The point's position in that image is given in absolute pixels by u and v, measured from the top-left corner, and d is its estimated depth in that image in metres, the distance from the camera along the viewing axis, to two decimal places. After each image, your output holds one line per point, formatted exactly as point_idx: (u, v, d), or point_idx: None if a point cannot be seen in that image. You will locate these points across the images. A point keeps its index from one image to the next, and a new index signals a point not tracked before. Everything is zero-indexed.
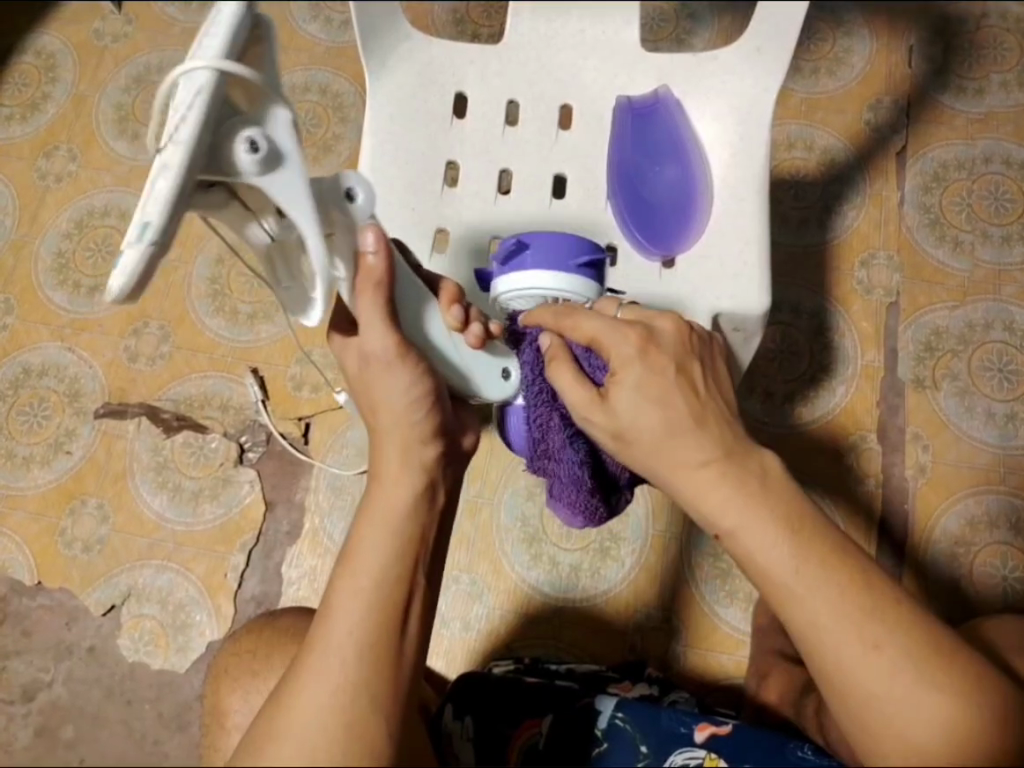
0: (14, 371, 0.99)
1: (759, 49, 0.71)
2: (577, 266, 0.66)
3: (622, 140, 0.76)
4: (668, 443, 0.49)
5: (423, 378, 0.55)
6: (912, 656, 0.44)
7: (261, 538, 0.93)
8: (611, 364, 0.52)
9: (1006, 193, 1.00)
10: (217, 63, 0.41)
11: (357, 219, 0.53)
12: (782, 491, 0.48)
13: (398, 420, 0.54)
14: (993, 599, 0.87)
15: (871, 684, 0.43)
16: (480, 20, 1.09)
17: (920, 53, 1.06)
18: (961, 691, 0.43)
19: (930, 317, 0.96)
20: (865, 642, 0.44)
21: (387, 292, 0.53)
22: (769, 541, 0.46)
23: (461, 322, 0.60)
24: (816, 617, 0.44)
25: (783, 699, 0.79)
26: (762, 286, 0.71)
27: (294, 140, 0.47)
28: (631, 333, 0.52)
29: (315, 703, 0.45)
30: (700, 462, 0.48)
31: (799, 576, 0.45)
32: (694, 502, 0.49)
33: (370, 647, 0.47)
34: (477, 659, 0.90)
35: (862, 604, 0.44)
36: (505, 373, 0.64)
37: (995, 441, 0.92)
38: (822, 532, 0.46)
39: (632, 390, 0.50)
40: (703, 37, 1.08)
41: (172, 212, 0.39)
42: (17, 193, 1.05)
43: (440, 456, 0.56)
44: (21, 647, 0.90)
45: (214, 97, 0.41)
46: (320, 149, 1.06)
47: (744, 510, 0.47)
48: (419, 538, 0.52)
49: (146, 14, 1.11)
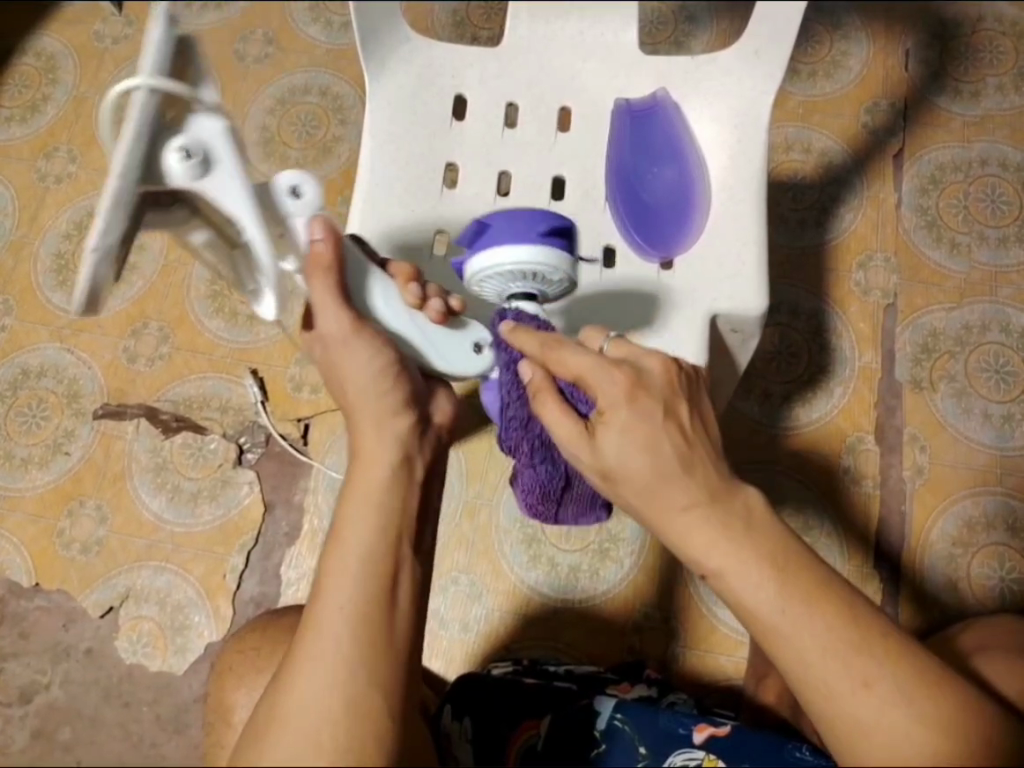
0: (12, 372, 0.99)
1: (757, 52, 0.72)
2: (540, 236, 0.61)
3: (620, 141, 0.76)
4: (656, 484, 0.49)
5: (382, 349, 0.58)
6: (905, 688, 0.44)
7: (260, 538, 0.93)
8: (599, 404, 0.51)
9: (1002, 195, 1.01)
10: (151, 80, 0.44)
11: (306, 212, 0.56)
12: (768, 528, 0.48)
13: (368, 393, 0.58)
14: (991, 600, 0.87)
15: (863, 717, 0.44)
16: (479, 23, 1.10)
17: (917, 56, 1.07)
18: (951, 725, 0.44)
19: (927, 318, 0.97)
20: (854, 680, 0.44)
21: (338, 276, 0.56)
22: (756, 581, 0.46)
23: (419, 299, 0.62)
24: (806, 653, 0.45)
25: (782, 699, 0.79)
26: (760, 286, 0.70)
27: (228, 143, 0.50)
28: (618, 374, 0.51)
29: (317, 686, 0.45)
30: (682, 504, 0.48)
31: (785, 616, 0.45)
32: (681, 545, 0.49)
33: (364, 624, 0.47)
34: (476, 660, 0.90)
35: (853, 640, 0.45)
36: (477, 348, 0.65)
37: (992, 442, 0.92)
38: (807, 569, 0.47)
39: (619, 431, 0.50)
40: (702, 40, 1.08)
41: (114, 231, 0.43)
42: (17, 194, 1.05)
43: (417, 423, 0.59)
44: (18, 648, 0.90)
45: (150, 114, 0.44)
46: (319, 150, 1.06)
47: (731, 551, 0.47)
48: (402, 513, 0.53)
49: (147, 17, 1.12)
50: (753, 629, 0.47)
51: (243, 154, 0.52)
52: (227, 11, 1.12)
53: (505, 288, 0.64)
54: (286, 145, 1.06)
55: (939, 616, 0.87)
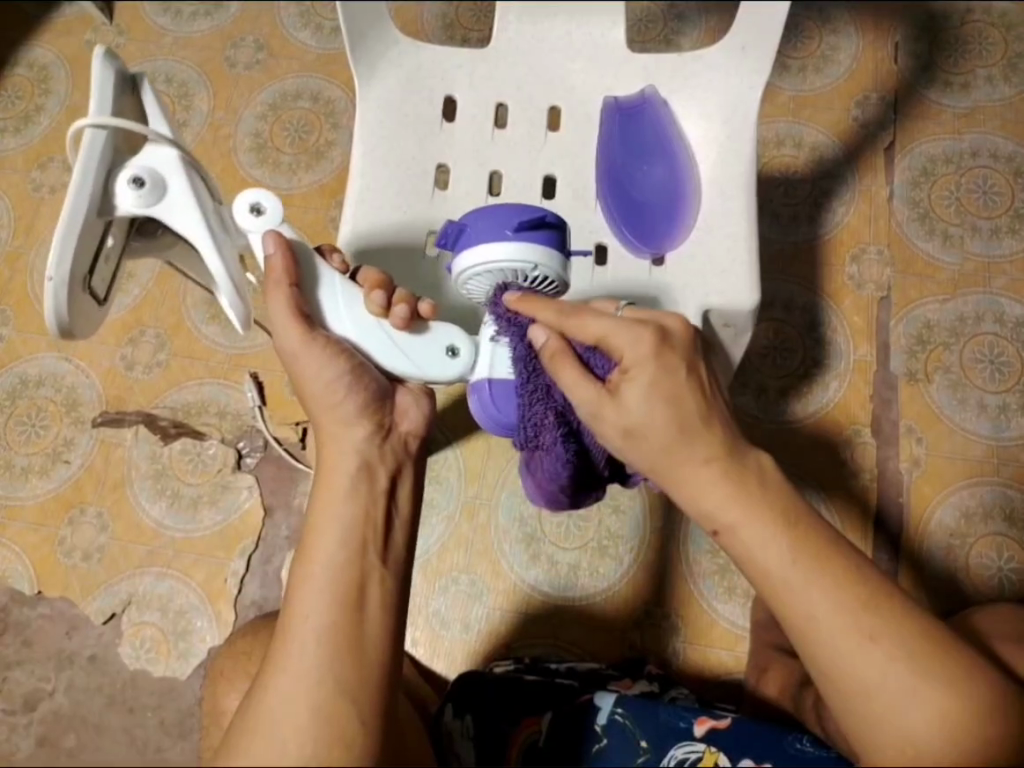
0: (11, 382, 0.99)
1: (743, 48, 0.73)
2: (515, 232, 0.59)
3: (609, 138, 0.76)
4: (678, 442, 0.49)
5: (337, 358, 0.58)
6: (908, 648, 0.45)
7: (261, 542, 0.93)
8: (624, 362, 0.51)
9: (994, 186, 1.01)
10: (97, 120, 0.51)
11: (263, 228, 0.60)
12: (778, 490, 0.48)
13: (321, 402, 0.58)
14: (991, 591, 0.87)
15: (870, 675, 0.45)
16: (468, 23, 1.10)
17: (906, 49, 1.07)
18: (960, 685, 0.45)
19: (920, 310, 0.97)
20: (862, 635, 0.45)
21: (294, 286, 0.59)
22: (768, 534, 0.47)
23: (381, 306, 0.61)
24: (813, 605, 0.45)
25: (783, 690, 0.81)
26: (750, 282, 0.70)
27: (182, 171, 0.56)
28: (644, 331, 0.51)
29: (284, 699, 0.46)
30: (703, 458, 0.49)
31: (796, 568, 0.46)
32: (697, 498, 0.49)
33: (331, 635, 0.47)
34: (478, 658, 0.90)
35: (860, 596, 0.46)
36: (451, 351, 0.63)
37: (990, 432, 0.92)
38: (817, 527, 0.48)
39: (645, 386, 0.50)
40: (691, 37, 1.09)
41: (65, 249, 0.51)
42: (12, 205, 1.06)
43: (373, 434, 0.58)
44: (22, 656, 0.90)
45: (100, 150, 0.52)
46: (312, 155, 1.06)
47: (747, 503, 0.48)
48: (366, 522, 0.53)
49: (138, 26, 1.12)
50: (761, 587, 0.48)
51: (201, 179, 0.58)
52: (218, 18, 1.13)
53: (494, 287, 0.62)
54: (278, 150, 1.06)
55: (940, 607, 0.87)
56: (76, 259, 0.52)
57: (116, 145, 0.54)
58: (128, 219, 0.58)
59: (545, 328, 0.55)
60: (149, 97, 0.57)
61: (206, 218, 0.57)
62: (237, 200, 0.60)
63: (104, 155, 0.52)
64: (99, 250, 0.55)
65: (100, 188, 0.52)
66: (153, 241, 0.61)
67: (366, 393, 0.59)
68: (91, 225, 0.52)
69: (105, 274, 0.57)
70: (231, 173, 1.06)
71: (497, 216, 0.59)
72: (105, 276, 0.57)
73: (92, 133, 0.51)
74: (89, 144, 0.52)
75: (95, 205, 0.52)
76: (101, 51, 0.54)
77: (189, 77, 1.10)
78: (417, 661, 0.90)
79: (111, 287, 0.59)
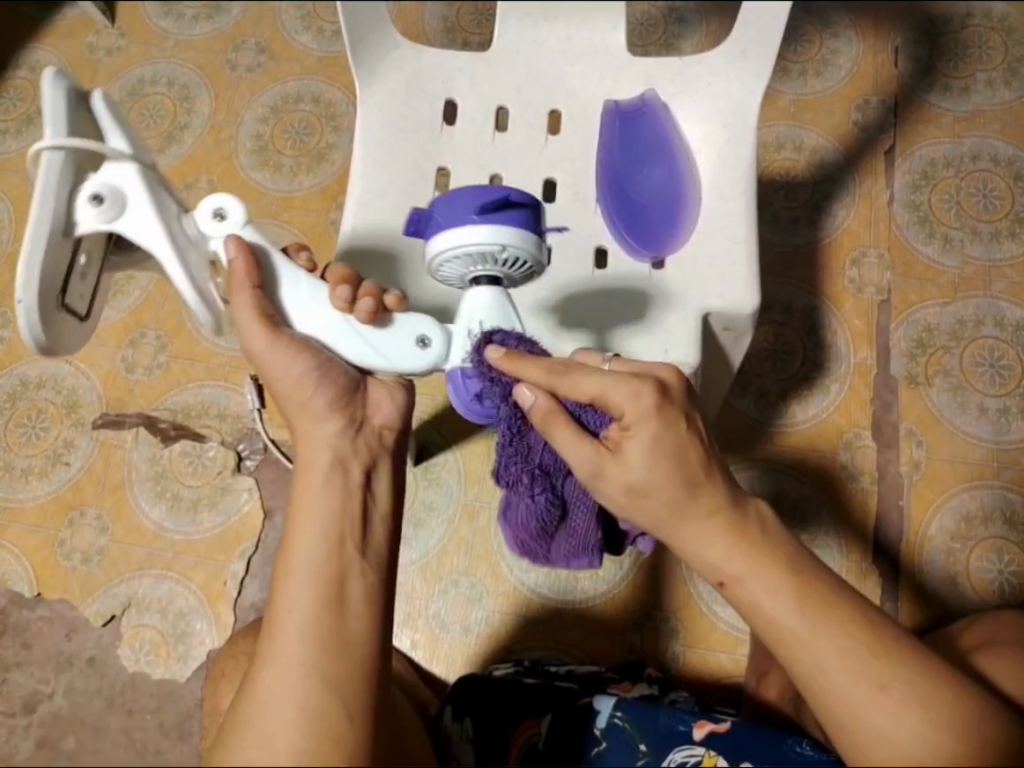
0: (11, 383, 0.99)
1: (743, 52, 0.74)
2: (479, 215, 0.57)
3: (609, 141, 0.76)
4: (683, 498, 0.49)
5: (303, 353, 0.57)
6: (918, 692, 0.45)
7: (260, 545, 0.93)
8: (623, 419, 0.49)
9: (994, 190, 1.01)
10: (52, 141, 0.52)
11: (226, 232, 0.59)
12: (781, 543, 0.49)
13: (292, 398, 0.58)
14: (991, 596, 0.87)
15: (880, 724, 0.45)
16: (469, 27, 1.10)
17: (906, 53, 1.07)
18: (969, 731, 0.45)
19: (921, 314, 0.97)
20: (871, 682, 0.45)
21: (257, 287, 0.58)
22: (772, 587, 0.47)
23: (346, 301, 0.59)
24: (824, 662, 0.46)
25: (784, 695, 0.81)
26: (750, 285, 0.70)
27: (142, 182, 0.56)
28: (638, 384, 0.49)
29: (270, 694, 0.46)
30: (707, 512, 0.49)
31: (804, 619, 0.46)
32: (701, 553, 0.49)
33: (313, 629, 0.48)
34: (478, 661, 0.90)
35: (867, 643, 0.46)
36: (423, 343, 0.61)
37: (990, 436, 0.92)
38: (821, 578, 0.48)
39: (646, 444, 0.49)
40: (691, 41, 1.09)
41: (31, 266, 0.51)
42: (13, 206, 1.06)
43: (346, 429, 0.58)
44: (21, 658, 0.90)
45: (57, 170, 0.53)
46: (313, 157, 1.06)
47: (750, 557, 0.48)
48: (342, 516, 0.53)
49: (140, 28, 1.13)
50: (768, 636, 0.48)
51: (164, 189, 0.58)
52: (220, 21, 1.13)
53: (468, 271, 0.60)
54: (279, 153, 1.06)
55: (940, 611, 0.87)
56: (45, 278, 0.52)
57: (76, 164, 0.55)
58: (104, 236, 0.59)
59: (533, 386, 0.53)
60: (100, 106, 0.56)
61: (170, 228, 0.57)
62: (201, 207, 0.59)
63: (63, 174, 0.53)
64: (74, 266, 0.55)
65: (62, 206, 0.53)
66: (135, 256, 0.62)
67: (336, 388, 0.58)
68: (55, 243, 0.52)
69: (83, 291, 0.57)
70: (231, 176, 1.06)
71: (461, 199, 0.57)
72: (87, 291, 0.58)
73: (50, 154, 0.53)
74: (46, 165, 0.52)
75: (56, 222, 0.52)
76: (52, 72, 0.54)
77: (190, 79, 1.10)
78: (416, 663, 0.90)
79: (96, 300, 0.59)
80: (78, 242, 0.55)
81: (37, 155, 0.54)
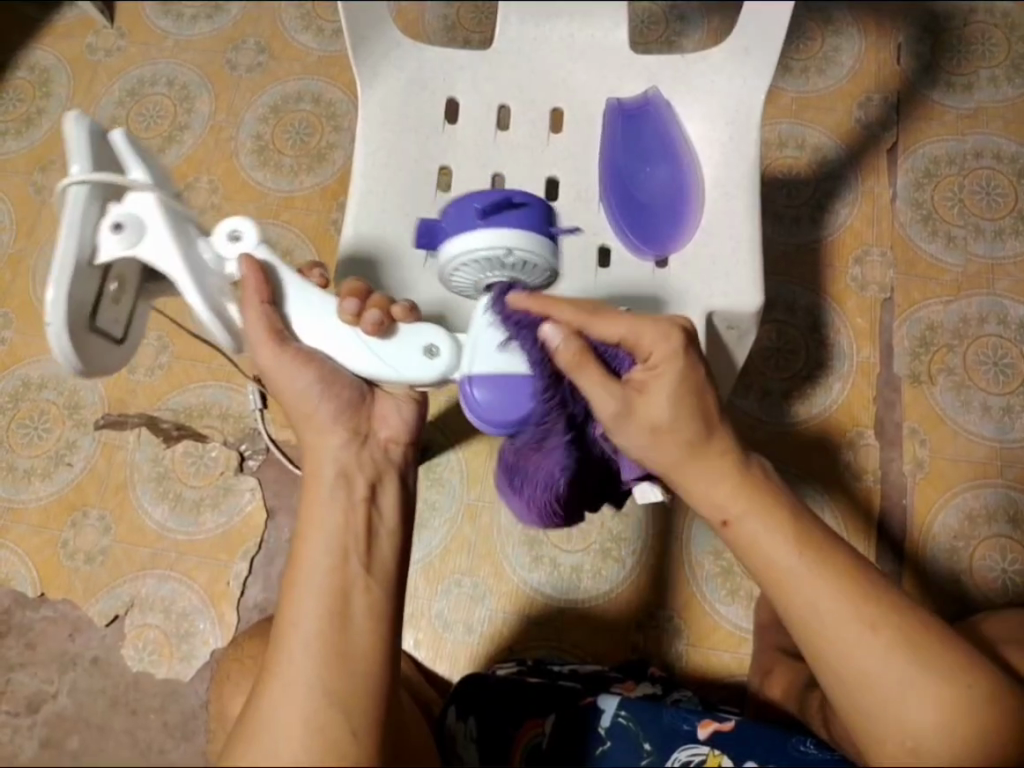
0: (13, 385, 0.99)
1: (746, 49, 0.73)
2: (483, 219, 0.57)
3: (613, 139, 0.75)
4: (698, 441, 0.52)
5: (305, 366, 0.58)
6: (909, 639, 0.46)
7: (262, 546, 0.93)
8: (651, 359, 0.52)
9: (997, 187, 1.01)
10: (78, 175, 0.52)
11: (242, 252, 0.59)
12: (781, 491, 0.52)
13: (296, 408, 0.58)
14: (994, 593, 0.87)
15: (870, 665, 0.46)
16: (469, 25, 1.10)
17: (908, 50, 1.07)
18: (959, 678, 0.46)
19: (924, 312, 0.97)
20: (863, 627, 0.47)
21: (267, 299, 0.58)
22: (772, 525, 0.50)
23: (352, 314, 0.59)
24: (817, 600, 0.47)
25: (787, 694, 0.80)
26: (754, 284, 0.70)
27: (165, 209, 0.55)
28: (665, 327, 0.52)
29: (277, 712, 0.46)
30: (721, 452, 0.52)
31: (801, 563, 0.48)
32: (701, 497, 0.52)
33: (319, 646, 0.48)
34: (481, 661, 0.90)
35: (861, 589, 0.48)
36: (430, 351, 0.60)
37: (993, 434, 0.92)
38: (818, 527, 0.50)
39: (672, 386, 0.51)
40: (693, 38, 1.08)
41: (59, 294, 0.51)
42: (14, 208, 1.06)
43: (351, 441, 0.58)
44: (25, 659, 0.90)
45: (82, 203, 0.53)
46: (313, 157, 1.06)
47: (753, 498, 0.51)
48: (346, 531, 0.52)
49: (139, 28, 1.13)
50: (766, 578, 0.50)
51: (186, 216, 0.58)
52: (219, 21, 1.13)
53: (481, 277, 0.59)
54: (279, 153, 1.06)
55: (942, 609, 0.87)
56: (74, 305, 0.52)
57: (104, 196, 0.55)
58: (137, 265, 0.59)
59: (562, 326, 0.54)
60: (120, 139, 0.56)
61: (191, 255, 0.56)
62: (220, 229, 0.59)
63: (90, 206, 0.53)
64: (104, 291, 0.56)
65: (87, 237, 0.53)
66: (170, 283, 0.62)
67: (340, 400, 0.59)
68: (83, 271, 0.53)
69: (118, 317, 0.57)
70: (231, 176, 1.06)
71: (468, 205, 0.57)
72: (121, 315, 0.58)
73: (76, 187, 0.53)
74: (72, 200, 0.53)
75: (84, 254, 0.53)
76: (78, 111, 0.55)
77: (190, 79, 1.10)
78: (420, 663, 0.90)
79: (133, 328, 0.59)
80: (108, 270, 0.55)
81: (64, 189, 0.54)
